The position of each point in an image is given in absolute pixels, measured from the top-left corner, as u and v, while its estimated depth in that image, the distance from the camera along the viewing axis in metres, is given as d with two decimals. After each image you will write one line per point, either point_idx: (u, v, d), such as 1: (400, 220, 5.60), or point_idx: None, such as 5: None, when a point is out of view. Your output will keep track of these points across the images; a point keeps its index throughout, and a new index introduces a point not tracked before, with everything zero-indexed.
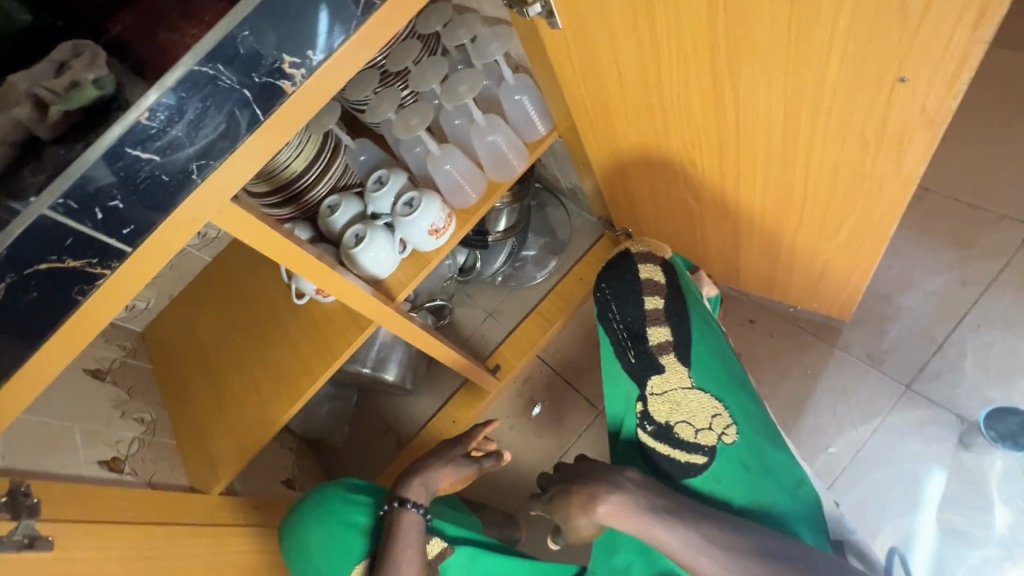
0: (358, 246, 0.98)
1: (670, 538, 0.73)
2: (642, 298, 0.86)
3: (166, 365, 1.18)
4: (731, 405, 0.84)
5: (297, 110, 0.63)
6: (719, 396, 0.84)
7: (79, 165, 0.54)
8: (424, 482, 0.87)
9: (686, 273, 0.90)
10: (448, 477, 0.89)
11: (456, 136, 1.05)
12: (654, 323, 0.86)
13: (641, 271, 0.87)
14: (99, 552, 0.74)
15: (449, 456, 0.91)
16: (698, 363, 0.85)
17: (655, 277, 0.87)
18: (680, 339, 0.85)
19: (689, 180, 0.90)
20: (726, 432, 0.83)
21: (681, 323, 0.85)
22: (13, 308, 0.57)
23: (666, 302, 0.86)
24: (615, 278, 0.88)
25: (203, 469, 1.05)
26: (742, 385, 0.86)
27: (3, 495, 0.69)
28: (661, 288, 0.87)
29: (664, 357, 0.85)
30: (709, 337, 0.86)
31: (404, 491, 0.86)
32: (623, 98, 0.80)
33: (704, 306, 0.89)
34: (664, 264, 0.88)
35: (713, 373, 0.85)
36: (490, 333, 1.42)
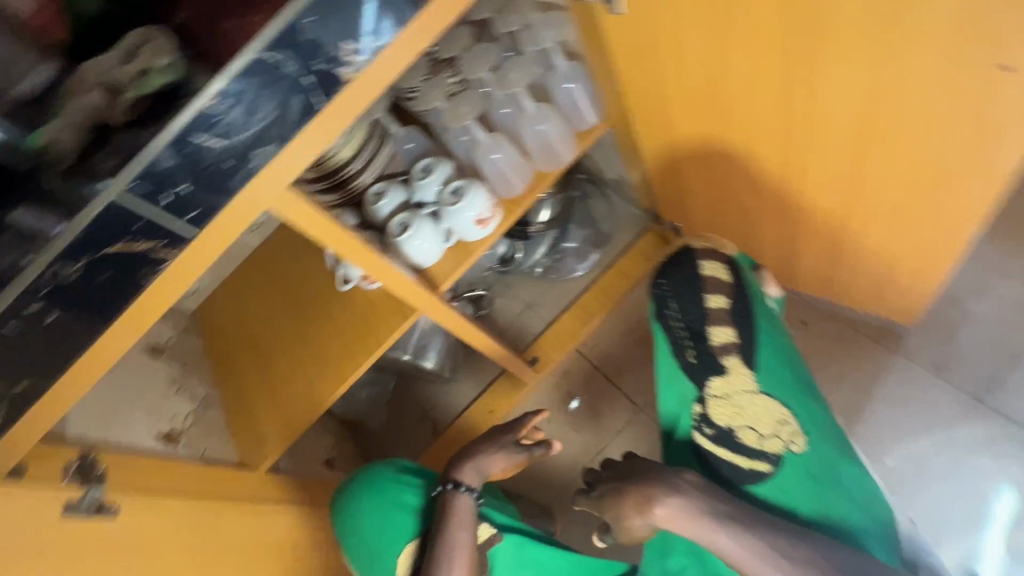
0: (403, 234, 0.98)
1: (726, 541, 0.72)
2: (705, 295, 0.83)
3: (215, 345, 1.22)
4: (798, 412, 0.82)
5: (355, 97, 0.63)
6: (786, 402, 0.82)
7: (150, 150, 0.56)
8: (477, 468, 0.86)
9: (752, 273, 0.88)
10: (499, 464, 0.88)
11: (504, 125, 1.03)
12: (715, 323, 0.83)
13: (705, 267, 0.84)
14: (158, 520, 0.77)
15: (501, 442, 0.89)
16: (764, 367, 0.82)
17: (720, 275, 0.84)
18: (745, 341, 0.83)
19: (748, 174, 0.86)
20: (794, 440, 0.81)
21: (746, 325, 0.83)
22: (88, 288, 0.60)
23: (732, 302, 0.83)
24: (676, 275, 0.85)
25: (252, 446, 1.09)
26: (808, 392, 0.84)
27: (74, 460, 0.74)
28: (726, 287, 0.83)
29: (728, 359, 0.82)
30: (775, 340, 0.84)
31: (457, 474, 0.86)
32: (683, 88, 0.76)
33: (769, 309, 0.86)
34: (728, 262, 0.85)
35: (780, 378, 0.82)
36: (528, 326, 1.40)
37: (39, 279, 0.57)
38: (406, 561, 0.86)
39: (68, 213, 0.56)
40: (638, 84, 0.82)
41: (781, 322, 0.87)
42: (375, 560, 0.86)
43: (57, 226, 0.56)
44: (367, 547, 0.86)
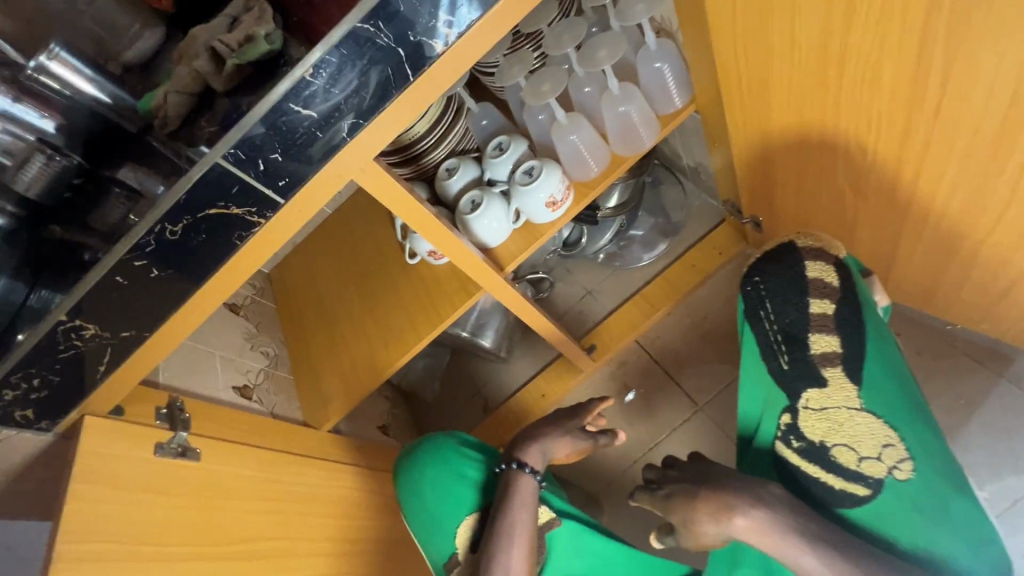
0: (473, 212, 0.97)
1: (810, 560, 0.69)
2: (808, 298, 0.78)
3: (287, 307, 1.27)
4: (907, 436, 0.74)
5: (445, 71, 0.62)
6: (893, 425, 0.75)
7: (248, 119, 0.57)
8: (541, 448, 0.87)
9: (859, 276, 0.82)
10: (564, 449, 0.88)
11: (584, 104, 1.00)
12: (817, 330, 0.78)
13: (809, 269, 0.79)
14: (236, 466, 0.82)
15: (567, 428, 0.89)
16: (870, 383, 0.76)
17: (827, 278, 0.79)
18: (850, 353, 0.77)
19: (853, 167, 0.79)
20: (899, 466, 0.74)
21: (851, 336, 0.77)
22: (187, 247, 0.63)
23: (837, 309, 0.78)
24: (774, 274, 0.80)
25: (316, 405, 1.14)
26: (920, 415, 0.76)
27: (164, 407, 0.80)
28: (833, 292, 0.78)
29: (827, 370, 0.77)
30: (884, 356, 0.77)
31: (521, 454, 0.86)
32: (792, 71, 0.70)
33: (880, 320, 0.80)
34: (837, 265, 0.79)
35: (888, 397, 0.75)
36: (587, 312, 1.38)
37: (147, 236, 0.60)
38: (465, 533, 0.87)
39: (175, 174, 0.61)
40: (739, 66, 0.76)
41: (893, 335, 0.81)
42: (435, 525, 0.88)
43: (163, 186, 0.62)
44: (429, 515, 0.88)
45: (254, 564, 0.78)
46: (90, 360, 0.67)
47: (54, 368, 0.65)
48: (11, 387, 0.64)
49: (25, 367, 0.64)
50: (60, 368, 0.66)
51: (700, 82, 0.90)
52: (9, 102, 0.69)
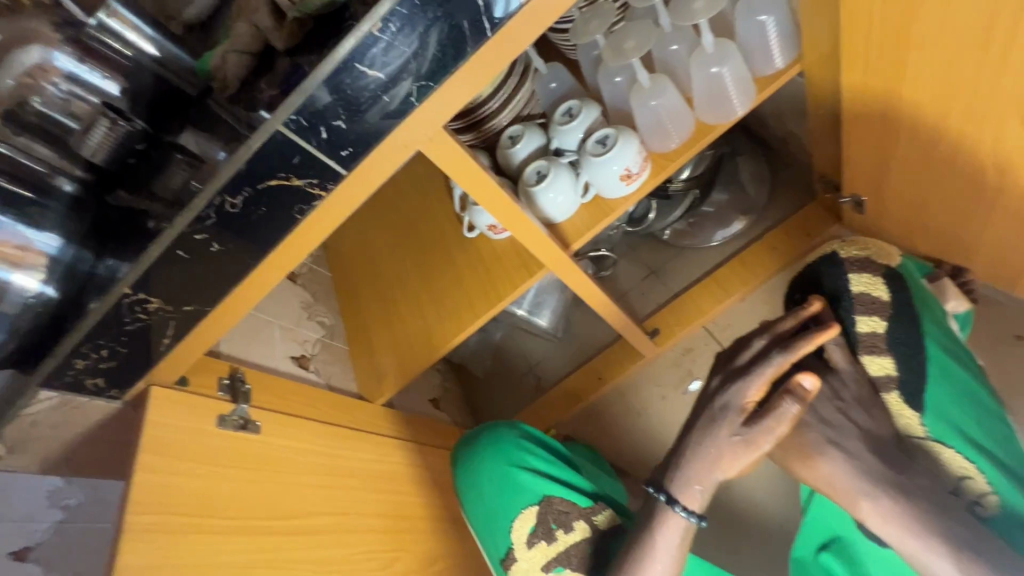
0: (539, 184, 0.90)
1: (946, 568, 0.57)
2: (854, 316, 0.69)
3: (344, 276, 1.25)
4: (985, 467, 0.64)
5: (526, 23, 0.53)
6: (967, 455, 0.64)
7: (311, 82, 0.52)
8: (689, 479, 0.67)
9: (918, 279, 0.76)
10: (734, 464, 0.65)
11: (668, 63, 0.89)
12: (867, 351, 0.69)
13: (854, 282, 0.70)
14: (292, 439, 0.81)
15: (715, 438, 0.65)
16: (935, 410, 0.66)
17: (876, 291, 0.70)
18: (907, 376, 0.68)
19: (1005, 140, 0.66)
20: (981, 501, 0.64)
21: (908, 355, 0.68)
22: (247, 220, 0.59)
23: (889, 327, 0.69)
24: (831, 273, 0.72)
25: (371, 379, 1.13)
26: (991, 439, 0.67)
27: (226, 377, 0.80)
28: (882, 306, 0.69)
29: (886, 396, 0.67)
30: (949, 369, 0.68)
31: (676, 488, 0.68)
32: (949, 15, 0.57)
33: (942, 336, 0.71)
34: (885, 274, 0.71)
35: (955, 424, 0.66)
36: (651, 294, 1.29)
37: (208, 209, 0.57)
38: (521, 529, 0.83)
39: (235, 139, 0.57)
40: (870, 13, 0.63)
41: (960, 351, 0.72)
42: (491, 520, 0.85)
43: (223, 151, 0.57)
44: (484, 507, 0.86)
45: (311, 539, 0.76)
46: (155, 332, 0.66)
47: (121, 340, 0.65)
48: (81, 357, 0.64)
49: (93, 338, 0.63)
50: (127, 340, 0.65)
51: (812, 35, 0.77)
52: (74, 64, 0.65)
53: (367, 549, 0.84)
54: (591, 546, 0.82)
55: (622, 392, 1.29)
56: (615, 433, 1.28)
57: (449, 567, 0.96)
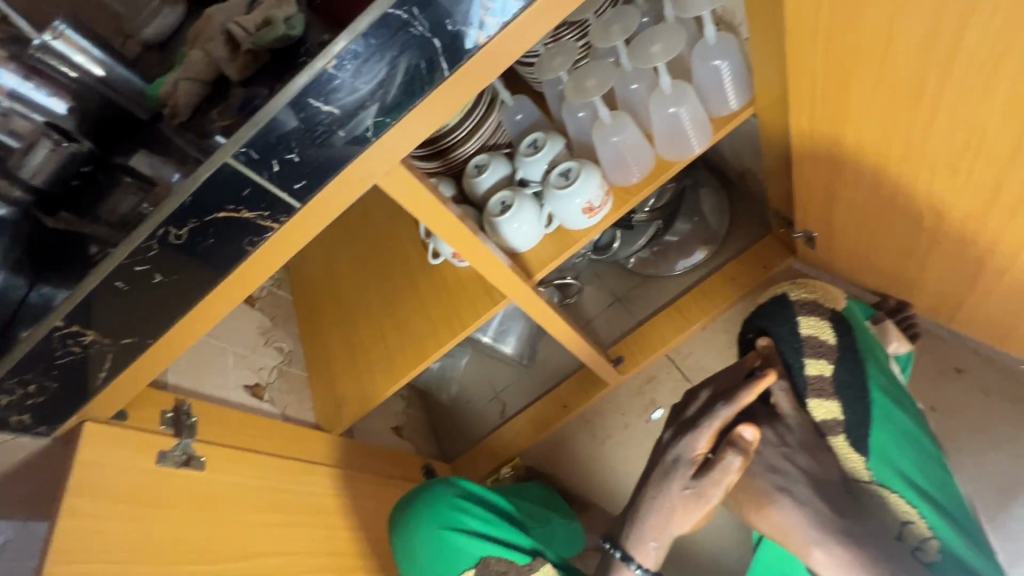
0: (503, 215, 0.91)
1: None
2: (803, 359, 0.72)
3: (306, 300, 1.22)
4: (926, 511, 0.65)
5: (484, 64, 0.54)
6: (909, 500, 0.66)
7: (265, 114, 0.50)
8: (644, 535, 0.67)
9: (864, 323, 0.79)
10: (687, 518, 0.65)
11: (629, 101, 0.92)
12: (817, 395, 0.71)
13: (802, 325, 0.73)
14: (238, 475, 0.78)
15: (666, 491, 0.65)
16: (880, 454, 0.68)
17: (822, 335, 0.73)
18: (854, 420, 0.69)
19: (938, 187, 0.70)
20: (923, 546, 0.64)
21: (855, 399, 0.70)
22: (193, 251, 0.56)
23: (836, 371, 0.72)
24: (782, 313, 0.75)
25: (330, 408, 1.10)
26: (932, 483, 0.69)
27: (170, 410, 0.76)
28: (830, 350, 0.72)
29: (832, 439, 0.69)
30: (893, 414, 0.70)
31: (630, 544, 0.69)
32: (883, 72, 0.61)
33: (886, 381, 0.73)
34: (833, 318, 0.75)
35: (898, 468, 0.68)
36: (615, 321, 1.31)
37: (150, 239, 0.54)
38: None
39: (191, 162, 0.55)
40: (815, 64, 0.67)
41: (904, 395, 0.74)
42: None
43: (178, 173, 0.56)
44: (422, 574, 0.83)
45: None
46: (92, 365, 0.62)
47: (52, 373, 0.60)
48: (6, 392, 0.59)
49: (20, 373, 0.58)
50: (59, 373, 0.60)
51: (763, 80, 0.81)
52: (19, 81, 0.63)
53: None
54: None
55: (586, 421, 1.29)
56: (578, 461, 1.27)
57: None
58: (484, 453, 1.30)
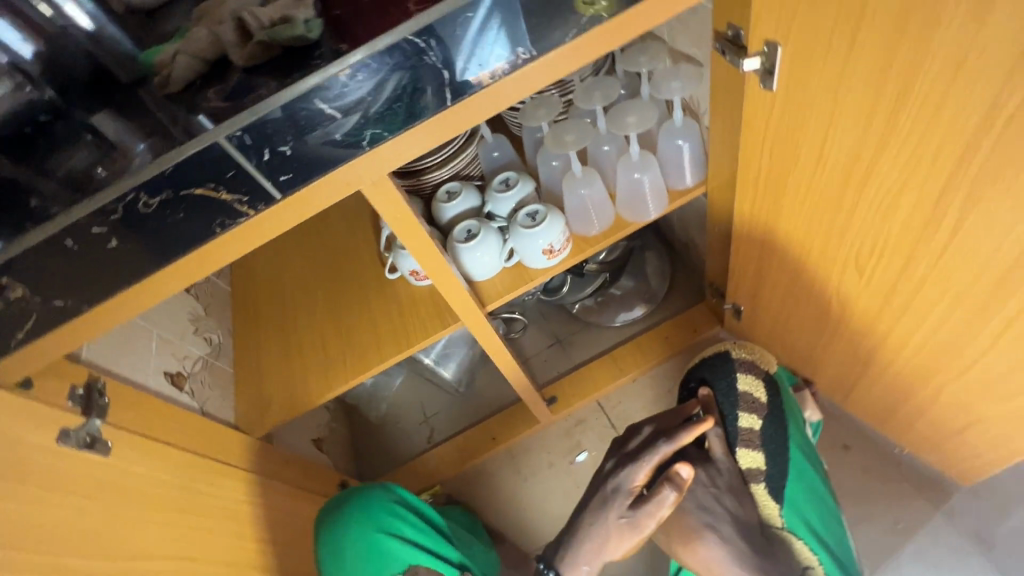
0: (466, 242, 0.95)
1: None
2: (737, 411, 0.76)
3: (245, 295, 1.19)
4: (824, 557, 0.72)
5: (484, 102, 0.59)
6: (813, 548, 0.72)
7: (268, 104, 0.51)
8: (578, 559, 0.70)
9: (787, 386, 0.84)
10: (620, 545, 0.68)
11: (599, 160, 0.99)
12: (745, 445, 0.75)
13: (740, 381, 0.77)
14: (144, 466, 0.72)
15: (603, 518, 0.69)
16: (791, 505, 0.74)
17: (756, 392, 0.77)
18: (774, 473, 0.75)
19: (847, 281, 0.82)
20: None
21: (777, 452, 0.75)
22: (158, 224, 0.54)
23: (764, 425, 0.76)
24: (720, 368, 0.79)
25: (252, 409, 1.04)
26: (832, 531, 0.76)
27: (81, 387, 0.70)
28: (760, 406, 0.76)
29: (754, 486, 0.74)
30: (805, 467, 0.76)
31: (564, 566, 0.70)
32: (815, 178, 0.72)
33: (805, 440, 0.79)
34: (765, 378, 0.79)
35: (804, 518, 0.74)
36: (553, 361, 1.37)
37: (116, 203, 0.51)
38: None
39: (164, 144, 0.54)
40: (762, 160, 0.78)
41: (817, 454, 0.80)
42: None
43: (143, 144, 0.56)
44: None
45: None
46: (7, 327, 0.56)
47: None
48: None
49: None
50: None
51: (717, 165, 0.92)
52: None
53: None
54: None
55: (512, 455, 1.30)
56: (497, 496, 1.27)
57: None
58: (406, 476, 1.28)
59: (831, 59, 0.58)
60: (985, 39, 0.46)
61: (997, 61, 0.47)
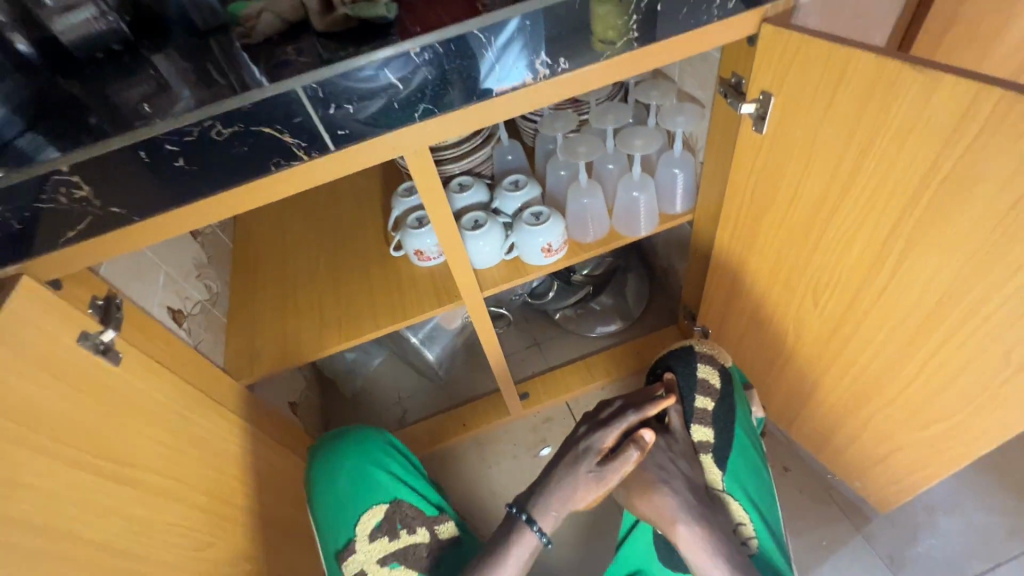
0: (473, 230, 1.03)
1: None
2: (695, 394, 0.86)
3: (246, 254, 1.23)
4: (756, 519, 0.80)
5: (522, 98, 0.69)
6: (747, 510, 0.80)
7: (343, 66, 0.59)
8: (548, 505, 0.75)
9: (740, 387, 0.92)
10: (586, 497, 0.75)
11: (603, 177, 1.10)
12: (698, 421, 0.84)
13: (700, 368, 0.87)
14: (147, 383, 0.76)
15: (573, 472, 0.76)
16: (733, 474, 0.82)
17: (711, 378, 0.87)
18: (721, 445, 0.83)
19: (803, 311, 0.93)
20: (746, 540, 0.80)
21: (725, 430, 0.84)
22: (224, 152, 0.61)
23: (716, 406, 0.85)
24: (684, 357, 0.89)
25: (241, 357, 1.07)
26: (767, 500, 0.83)
27: (101, 299, 0.75)
28: (714, 390, 0.86)
29: (703, 456, 0.83)
30: (748, 446, 0.85)
31: (534, 509, 0.76)
32: (787, 215, 0.84)
33: (749, 423, 0.88)
34: (722, 369, 0.89)
35: (743, 486, 0.82)
36: (529, 361, 1.46)
37: (194, 126, 0.58)
38: (369, 523, 0.79)
39: (221, 94, 0.60)
40: (745, 192, 0.90)
41: (760, 438, 0.89)
42: (339, 514, 0.80)
43: (188, 93, 0.63)
44: (335, 501, 0.81)
45: (128, 495, 0.69)
46: (63, 222, 0.62)
47: (21, 216, 0.59)
48: None
49: None
50: (29, 218, 0.60)
51: (705, 195, 1.03)
52: None
53: (182, 525, 0.76)
54: (430, 555, 0.80)
55: (479, 443, 1.36)
56: (459, 479, 1.32)
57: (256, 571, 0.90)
58: None
59: (814, 109, 0.70)
60: (930, 112, 0.58)
61: (939, 129, 0.59)
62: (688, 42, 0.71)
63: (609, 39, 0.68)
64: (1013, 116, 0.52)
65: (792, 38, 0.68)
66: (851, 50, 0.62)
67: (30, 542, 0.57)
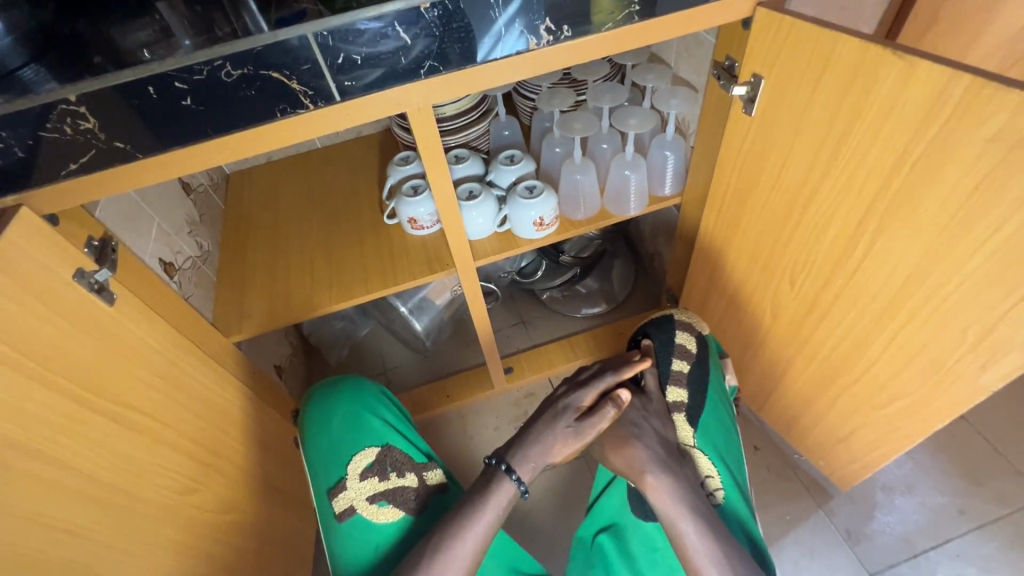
0: (468, 200, 1.05)
1: (689, 528, 0.73)
2: (671, 358, 0.90)
3: (239, 216, 1.23)
4: (723, 473, 0.83)
5: (524, 64, 0.71)
6: (715, 464, 0.83)
7: (353, 15, 0.60)
8: (527, 455, 0.79)
9: (715, 355, 0.96)
10: (563, 450, 0.80)
11: (596, 157, 1.13)
12: (673, 382, 0.88)
13: (677, 335, 0.92)
14: (140, 326, 0.76)
15: (552, 427, 0.80)
16: (704, 430, 0.86)
17: (688, 344, 0.92)
18: (693, 404, 0.87)
19: (779, 292, 0.97)
20: (713, 493, 0.82)
21: (699, 390, 0.88)
22: (231, 94, 0.62)
23: (691, 370, 0.90)
24: (664, 326, 0.94)
25: (230, 314, 1.07)
26: (736, 458, 0.87)
27: (97, 240, 0.75)
28: (689, 355, 0.91)
29: (676, 415, 0.86)
30: (720, 407, 0.89)
31: (513, 460, 0.79)
32: (770, 197, 0.88)
33: (723, 387, 0.92)
34: (698, 338, 0.93)
35: (714, 443, 0.85)
36: (514, 339, 1.50)
37: (204, 65, 0.59)
38: (359, 464, 0.82)
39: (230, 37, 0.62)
40: (732, 174, 0.94)
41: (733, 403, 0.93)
42: (332, 456, 0.83)
43: (189, 41, 0.64)
44: (329, 443, 0.85)
45: (115, 430, 0.69)
46: (66, 154, 0.62)
47: (25, 143, 0.60)
48: None
49: None
50: (31, 146, 0.60)
51: (694, 178, 1.07)
52: None
53: (167, 467, 0.77)
54: (418, 499, 0.82)
55: (462, 414, 1.39)
56: (440, 448, 1.34)
57: (237, 520, 0.91)
58: None
59: (801, 92, 0.74)
60: (906, 96, 0.62)
61: (914, 112, 0.62)
62: (685, 20, 0.74)
63: (611, 11, 0.70)
64: (980, 99, 0.56)
65: (784, 22, 0.71)
66: (839, 34, 0.65)
67: (19, 465, 0.58)
